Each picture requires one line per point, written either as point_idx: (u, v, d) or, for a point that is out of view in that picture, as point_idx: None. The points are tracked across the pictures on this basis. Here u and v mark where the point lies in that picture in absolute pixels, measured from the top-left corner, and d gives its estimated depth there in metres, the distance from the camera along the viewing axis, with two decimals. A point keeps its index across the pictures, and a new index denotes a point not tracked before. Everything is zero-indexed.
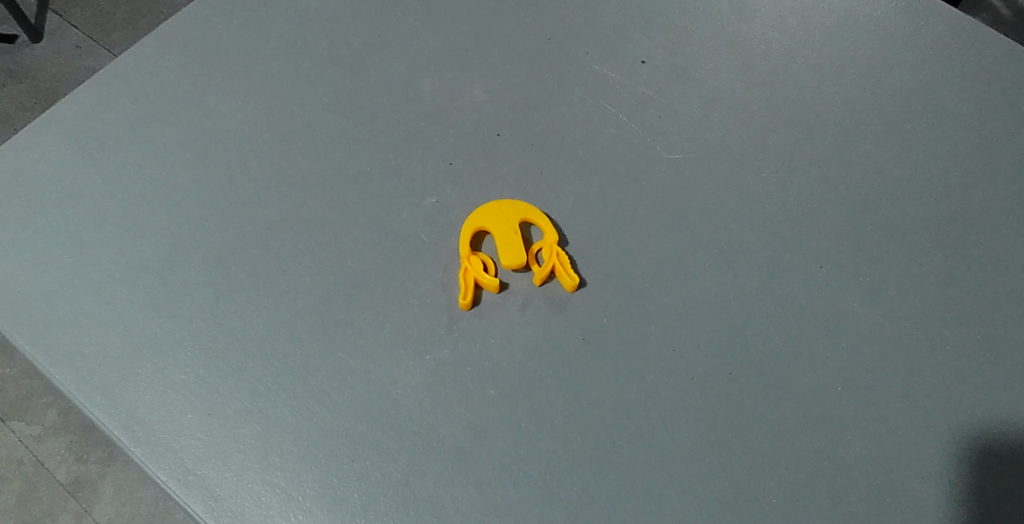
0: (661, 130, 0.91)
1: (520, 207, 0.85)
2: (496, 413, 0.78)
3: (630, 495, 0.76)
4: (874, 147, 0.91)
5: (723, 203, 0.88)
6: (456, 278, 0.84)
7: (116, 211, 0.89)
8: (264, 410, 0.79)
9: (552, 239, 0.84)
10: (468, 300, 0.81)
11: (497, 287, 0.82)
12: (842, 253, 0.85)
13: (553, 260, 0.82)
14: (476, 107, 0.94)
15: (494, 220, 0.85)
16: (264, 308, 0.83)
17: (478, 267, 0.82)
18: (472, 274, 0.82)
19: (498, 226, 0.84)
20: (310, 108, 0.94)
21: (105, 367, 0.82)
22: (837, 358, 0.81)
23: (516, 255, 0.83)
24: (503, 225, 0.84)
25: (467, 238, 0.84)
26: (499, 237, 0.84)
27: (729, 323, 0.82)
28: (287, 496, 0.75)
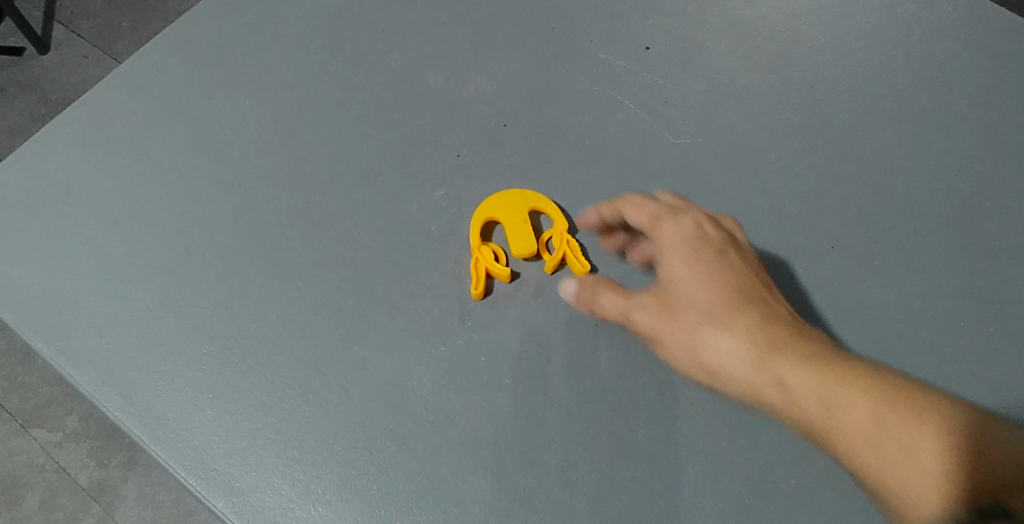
0: (711, 40, 0.73)
1: (528, 195, 0.65)
2: (523, 393, 0.59)
3: (705, 494, 0.57)
4: (976, 51, 0.73)
5: (796, 123, 0.69)
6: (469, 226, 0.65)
7: (38, 156, 0.70)
8: (267, 371, 0.60)
9: (564, 226, 0.64)
10: (478, 293, 0.62)
11: (509, 276, 0.62)
12: (953, 172, 0.68)
13: (566, 242, 0.63)
14: (478, 22, 0.75)
15: (500, 206, 0.64)
16: (225, 268, 0.64)
17: (489, 255, 0.63)
18: (482, 263, 0.62)
19: (508, 204, 0.65)
20: (278, 32, 0.75)
21: (64, 315, 0.63)
22: (961, 300, 0.63)
23: (527, 240, 0.63)
24: (519, 198, 0.65)
25: (476, 225, 0.64)
26: (508, 220, 0.64)
27: (816, 268, 0.64)
28: (304, 481, 0.57)
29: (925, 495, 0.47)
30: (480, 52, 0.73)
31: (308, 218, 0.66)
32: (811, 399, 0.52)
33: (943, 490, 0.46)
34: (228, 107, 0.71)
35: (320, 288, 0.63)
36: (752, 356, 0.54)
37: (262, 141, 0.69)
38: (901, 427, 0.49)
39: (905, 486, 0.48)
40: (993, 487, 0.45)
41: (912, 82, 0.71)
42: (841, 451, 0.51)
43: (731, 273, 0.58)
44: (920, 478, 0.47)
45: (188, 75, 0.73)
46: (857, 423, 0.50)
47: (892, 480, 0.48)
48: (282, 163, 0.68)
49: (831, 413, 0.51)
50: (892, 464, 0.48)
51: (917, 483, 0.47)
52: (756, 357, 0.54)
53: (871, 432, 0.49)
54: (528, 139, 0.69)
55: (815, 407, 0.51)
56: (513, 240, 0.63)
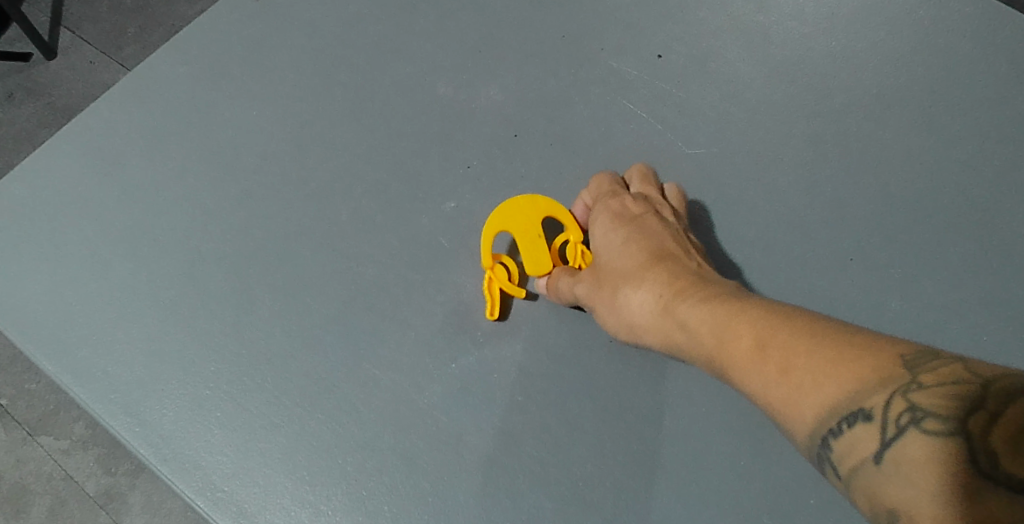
0: (725, 48, 0.72)
1: (542, 203, 0.63)
2: (536, 411, 0.58)
3: (723, 514, 0.55)
4: (998, 55, 0.71)
5: (812, 132, 0.68)
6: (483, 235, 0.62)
7: (42, 170, 0.69)
8: (275, 389, 0.59)
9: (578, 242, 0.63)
10: (493, 316, 0.60)
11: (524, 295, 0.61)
12: (974, 181, 0.66)
13: (581, 252, 0.63)
14: (487, 29, 0.74)
15: (514, 217, 0.62)
16: (233, 283, 0.63)
17: (503, 273, 0.61)
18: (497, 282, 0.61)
19: (519, 212, 0.62)
20: (284, 41, 0.74)
21: (70, 332, 0.62)
22: (985, 314, 0.61)
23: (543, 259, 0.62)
24: (531, 206, 0.62)
25: (489, 237, 0.61)
26: (522, 233, 0.62)
27: (833, 282, 0.62)
28: (313, 502, 0.56)
29: (812, 427, 0.38)
30: (489, 61, 0.72)
31: (316, 231, 0.65)
32: (704, 328, 0.48)
33: (830, 407, 0.37)
34: (235, 118, 0.70)
35: (329, 303, 0.62)
36: (666, 305, 0.52)
37: (269, 153, 0.68)
38: (776, 348, 0.42)
39: (802, 423, 0.39)
40: (885, 387, 0.36)
41: (932, 89, 0.70)
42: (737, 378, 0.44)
43: (665, 242, 0.58)
44: (810, 409, 0.38)
45: (194, 86, 0.72)
46: (741, 353, 0.44)
47: (782, 421, 0.40)
48: (290, 175, 0.67)
49: (728, 330, 0.46)
50: (787, 387, 0.40)
51: (807, 401, 0.39)
52: (670, 308, 0.52)
53: (755, 351, 0.43)
54: (538, 150, 0.68)
55: (711, 328, 0.47)
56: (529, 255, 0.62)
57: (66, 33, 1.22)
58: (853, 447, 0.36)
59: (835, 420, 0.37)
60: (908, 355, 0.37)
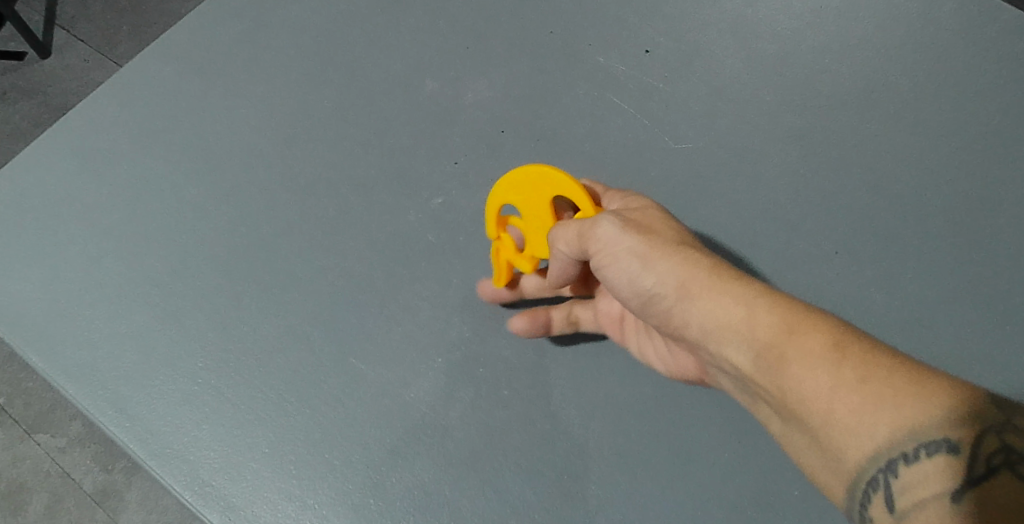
0: (713, 43, 0.72)
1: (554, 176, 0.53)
2: (521, 405, 0.59)
3: (707, 506, 0.56)
4: (987, 49, 0.71)
5: (798, 127, 0.68)
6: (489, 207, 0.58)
7: (32, 167, 0.69)
8: (263, 384, 0.60)
9: None
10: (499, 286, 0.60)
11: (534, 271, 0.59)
12: (959, 174, 0.66)
13: None
14: (474, 25, 0.74)
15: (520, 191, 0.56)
16: (220, 279, 0.64)
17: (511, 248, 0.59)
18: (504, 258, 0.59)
19: (526, 187, 0.55)
20: (273, 39, 0.74)
21: (59, 328, 0.63)
22: (969, 306, 0.62)
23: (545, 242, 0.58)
24: (540, 180, 0.54)
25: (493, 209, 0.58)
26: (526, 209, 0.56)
27: (817, 275, 0.63)
28: (300, 496, 0.56)
29: (878, 446, 0.36)
30: (476, 57, 0.72)
31: (305, 228, 0.65)
32: (765, 314, 0.42)
33: (912, 432, 0.35)
34: (224, 115, 0.70)
35: (316, 298, 0.62)
36: (724, 282, 0.44)
37: (257, 150, 0.69)
38: (856, 356, 0.38)
39: (866, 440, 0.37)
40: (976, 423, 0.35)
41: (918, 83, 0.70)
42: (788, 376, 0.40)
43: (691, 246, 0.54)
44: (885, 427, 0.36)
45: (183, 83, 0.72)
46: (808, 352, 0.40)
47: (837, 431, 0.38)
48: (278, 172, 0.68)
49: (795, 324, 0.41)
50: (865, 402, 0.37)
51: (882, 418, 0.36)
52: (727, 286, 0.44)
53: (831, 351, 0.39)
54: (525, 146, 0.68)
55: (772, 317, 0.42)
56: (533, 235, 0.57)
57: (60, 33, 1.20)
58: (924, 478, 0.35)
59: (914, 445, 0.35)
60: (989, 396, 0.36)
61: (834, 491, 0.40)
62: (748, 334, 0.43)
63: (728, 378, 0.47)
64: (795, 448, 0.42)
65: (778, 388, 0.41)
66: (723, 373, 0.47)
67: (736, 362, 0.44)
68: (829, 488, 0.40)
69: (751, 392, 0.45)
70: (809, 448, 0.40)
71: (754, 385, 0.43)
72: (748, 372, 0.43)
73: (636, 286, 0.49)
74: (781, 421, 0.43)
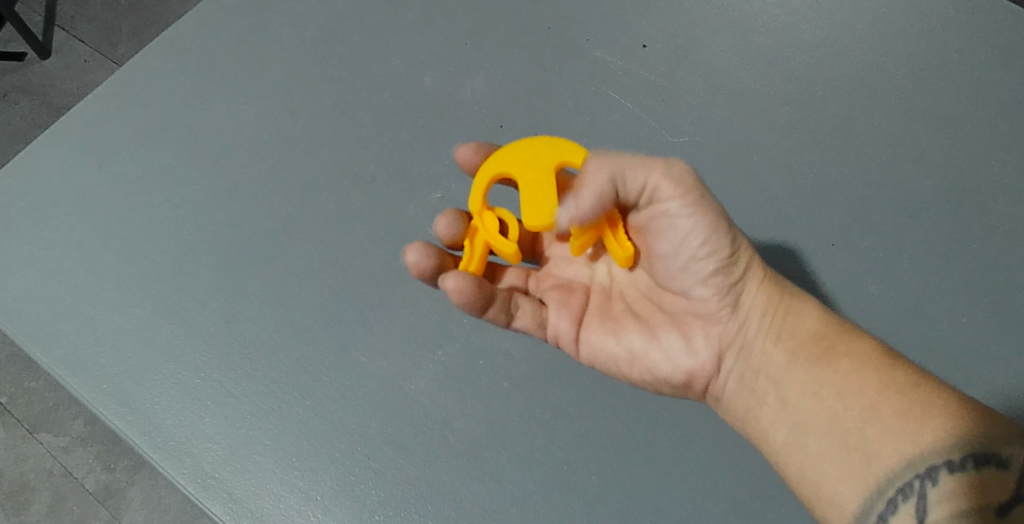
0: (709, 37, 0.72)
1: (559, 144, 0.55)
2: (521, 396, 0.59)
3: (706, 494, 0.56)
4: (981, 40, 0.71)
5: (794, 120, 0.69)
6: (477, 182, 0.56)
7: (34, 165, 0.70)
8: (265, 377, 0.60)
9: None
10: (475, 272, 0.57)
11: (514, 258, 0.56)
12: (953, 166, 0.67)
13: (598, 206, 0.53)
14: (471, 20, 0.74)
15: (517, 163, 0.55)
16: (222, 274, 0.64)
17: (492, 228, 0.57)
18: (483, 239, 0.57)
19: (526, 157, 0.55)
20: (271, 35, 0.74)
21: (62, 324, 0.63)
22: (962, 295, 0.63)
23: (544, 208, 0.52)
24: (544, 149, 0.55)
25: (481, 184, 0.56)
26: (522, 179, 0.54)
27: (813, 267, 0.64)
28: (303, 487, 0.57)
29: (918, 451, 0.44)
30: (474, 52, 0.73)
31: (305, 223, 0.66)
32: (818, 323, 0.52)
33: (952, 440, 0.44)
34: (224, 113, 0.71)
35: (318, 292, 0.63)
36: (789, 305, 0.53)
37: (257, 146, 0.69)
38: (905, 372, 0.47)
39: (907, 444, 0.45)
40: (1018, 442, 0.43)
41: (914, 74, 0.70)
42: (834, 375, 0.49)
43: None
44: (929, 433, 0.44)
45: (183, 81, 0.73)
46: (866, 360, 0.49)
47: (877, 434, 0.46)
48: (278, 167, 0.68)
49: (846, 335, 0.51)
50: (914, 410, 0.45)
51: (928, 426, 0.45)
52: (784, 302, 0.54)
53: (879, 360, 0.48)
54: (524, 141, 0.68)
55: (825, 330, 0.52)
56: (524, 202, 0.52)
57: (60, 33, 1.19)
58: (961, 487, 0.43)
59: (959, 456, 0.43)
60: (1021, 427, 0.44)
61: (847, 496, 0.46)
62: (803, 340, 0.52)
63: (739, 380, 0.53)
64: (802, 457, 0.48)
65: (817, 389, 0.49)
66: (741, 374, 0.53)
67: (774, 362, 0.52)
68: (839, 494, 0.46)
69: (772, 393, 0.52)
70: (831, 454, 0.47)
71: (786, 393, 0.51)
72: (787, 374, 0.51)
73: (700, 258, 0.52)
74: (792, 427, 0.50)
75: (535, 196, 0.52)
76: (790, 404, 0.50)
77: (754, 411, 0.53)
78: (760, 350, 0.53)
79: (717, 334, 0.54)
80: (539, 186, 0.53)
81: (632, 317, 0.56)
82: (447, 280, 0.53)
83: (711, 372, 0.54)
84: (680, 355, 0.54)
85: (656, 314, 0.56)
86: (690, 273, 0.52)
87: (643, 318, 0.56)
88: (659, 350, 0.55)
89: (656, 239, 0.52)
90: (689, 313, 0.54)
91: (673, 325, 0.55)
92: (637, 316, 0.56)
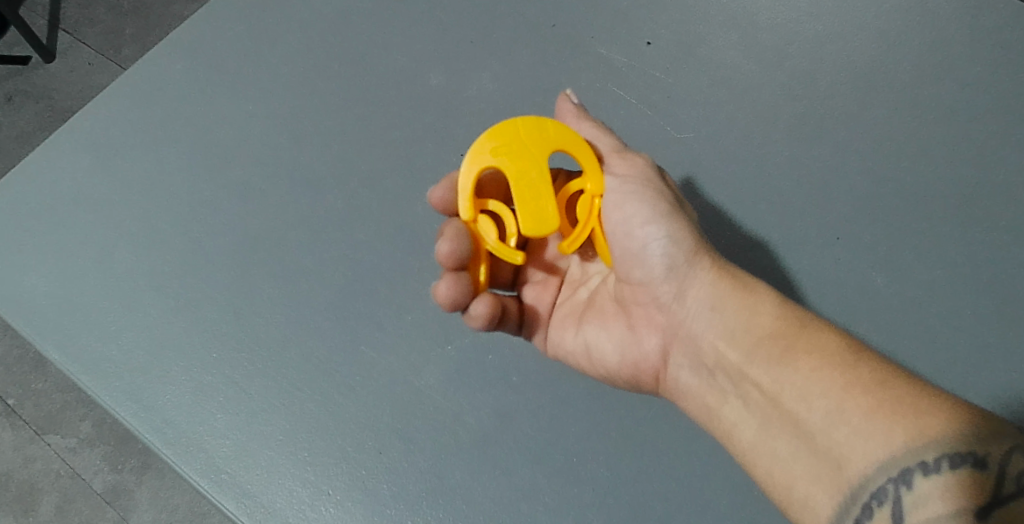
0: (713, 33, 0.73)
1: (552, 133, 0.55)
2: (530, 390, 0.60)
3: (715, 485, 0.57)
4: (984, 33, 0.71)
5: (798, 114, 0.69)
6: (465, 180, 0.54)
7: (45, 166, 0.70)
8: (276, 373, 0.61)
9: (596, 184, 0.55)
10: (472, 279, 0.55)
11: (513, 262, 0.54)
12: (957, 158, 0.67)
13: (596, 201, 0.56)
14: (477, 17, 0.74)
15: (512, 154, 0.54)
16: (233, 272, 0.65)
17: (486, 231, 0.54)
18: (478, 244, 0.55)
19: (519, 149, 0.54)
20: (278, 35, 0.75)
21: (74, 322, 0.64)
22: (967, 286, 0.63)
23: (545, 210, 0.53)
24: (538, 139, 0.54)
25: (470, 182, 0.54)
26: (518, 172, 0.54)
27: (818, 261, 0.65)
28: (315, 481, 0.57)
29: (889, 453, 0.41)
30: (480, 49, 0.73)
31: (314, 221, 0.66)
32: (775, 319, 0.49)
33: (924, 439, 0.41)
34: (233, 112, 0.71)
35: (327, 289, 0.64)
36: (744, 295, 0.51)
37: (266, 145, 0.70)
38: (871, 365, 0.44)
39: (877, 446, 0.42)
40: (999, 440, 0.40)
41: (918, 68, 0.70)
42: (795, 375, 0.46)
43: None
44: (899, 433, 0.41)
45: (191, 81, 0.73)
46: (828, 353, 0.46)
47: (843, 436, 0.43)
48: (287, 166, 0.69)
49: (805, 331, 0.48)
50: (874, 406, 0.43)
51: (899, 426, 0.42)
52: (739, 292, 0.52)
53: (843, 356, 0.45)
54: None
55: (783, 327, 0.49)
56: (522, 200, 0.52)
57: (64, 36, 1.18)
58: (940, 489, 0.40)
59: (935, 457, 0.40)
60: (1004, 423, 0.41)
61: (818, 500, 0.44)
62: (758, 338, 0.49)
63: (695, 376, 0.52)
64: (770, 461, 0.47)
65: (776, 391, 0.47)
66: (694, 368, 0.52)
67: (729, 360, 0.50)
68: (811, 497, 0.44)
69: (732, 391, 0.50)
70: (801, 457, 0.45)
71: (748, 393, 0.49)
72: (744, 371, 0.49)
73: (638, 236, 0.54)
74: (759, 428, 0.48)
75: (533, 194, 0.53)
76: (751, 405, 0.48)
77: (715, 409, 0.51)
78: (711, 345, 0.51)
79: (664, 325, 0.54)
80: (536, 183, 0.53)
81: (591, 310, 0.59)
82: (459, 302, 0.53)
83: (660, 364, 0.55)
84: (629, 346, 0.56)
85: (610, 305, 0.58)
86: (631, 255, 0.54)
87: (599, 310, 0.58)
88: (609, 340, 0.57)
89: (605, 221, 0.55)
90: (637, 303, 0.56)
91: (624, 317, 0.57)
92: (593, 309, 0.58)
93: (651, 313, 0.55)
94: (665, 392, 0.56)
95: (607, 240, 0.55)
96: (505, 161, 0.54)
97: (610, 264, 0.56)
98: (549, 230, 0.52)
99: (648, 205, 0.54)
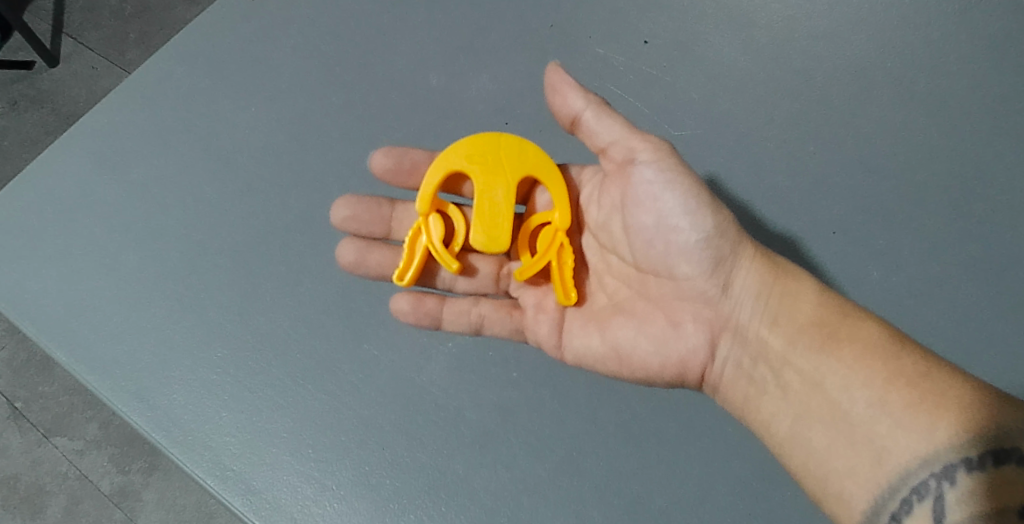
0: (710, 31, 0.73)
1: (529, 156, 0.60)
2: (530, 385, 0.61)
3: (713, 478, 0.58)
4: (980, 27, 0.72)
5: (795, 111, 0.70)
6: (433, 177, 0.60)
7: (51, 170, 0.71)
8: (281, 371, 0.62)
9: (562, 219, 0.60)
10: (405, 278, 0.59)
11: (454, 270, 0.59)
12: (952, 153, 0.68)
13: (554, 234, 0.60)
14: (476, 18, 0.75)
15: (484, 162, 0.60)
16: (237, 273, 0.66)
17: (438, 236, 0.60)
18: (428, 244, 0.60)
19: (494, 161, 0.60)
20: (279, 38, 0.76)
21: (82, 323, 0.65)
22: (963, 278, 0.64)
23: (500, 227, 0.59)
24: (517, 156, 0.60)
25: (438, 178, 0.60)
26: (484, 181, 0.60)
27: (815, 256, 0.65)
28: (319, 477, 0.58)
29: (931, 447, 0.46)
30: (478, 50, 0.74)
31: (317, 223, 0.67)
32: (816, 307, 0.54)
33: (964, 433, 0.45)
34: (235, 116, 0.72)
35: (330, 289, 0.64)
36: (789, 286, 0.55)
37: (268, 147, 0.71)
38: (911, 351, 0.49)
39: (919, 440, 0.46)
40: None
41: (913, 64, 0.71)
42: (838, 364, 0.51)
43: None
44: (942, 427, 0.46)
45: (194, 85, 0.74)
46: (871, 340, 0.51)
47: (886, 428, 0.48)
48: (289, 168, 0.70)
49: (847, 320, 0.52)
50: (919, 397, 0.47)
51: (942, 420, 0.46)
52: (781, 280, 0.56)
53: (883, 348, 0.50)
54: (530, 136, 0.70)
55: (824, 316, 0.53)
56: (482, 213, 0.59)
57: (67, 40, 1.19)
58: (980, 484, 0.44)
59: (977, 453, 0.45)
60: None
61: (853, 494, 0.48)
62: (801, 325, 0.53)
63: (736, 367, 0.55)
64: (806, 452, 0.50)
65: (819, 377, 0.51)
66: (737, 360, 0.55)
67: (772, 349, 0.54)
68: (846, 491, 0.48)
69: (772, 381, 0.54)
70: (838, 449, 0.49)
71: (787, 381, 0.53)
72: (786, 360, 0.53)
73: (683, 231, 0.55)
74: (796, 419, 0.52)
75: (494, 211, 0.59)
76: (791, 394, 0.52)
77: (752, 400, 0.55)
78: (757, 335, 0.55)
79: (709, 318, 0.56)
80: (498, 200, 0.59)
81: (620, 312, 0.59)
82: (397, 300, 0.61)
83: (706, 360, 0.56)
84: (670, 342, 0.56)
85: (642, 303, 0.58)
86: (675, 250, 0.55)
87: (630, 309, 0.58)
88: (648, 337, 0.57)
89: (642, 215, 0.56)
90: (677, 298, 0.57)
91: (663, 313, 0.57)
92: (621, 308, 0.59)
93: (693, 305, 0.57)
94: (698, 386, 0.58)
95: (647, 233, 0.56)
96: (477, 170, 0.60)
97: (646, 259, 0.57)
98: (496, 249, 0.59)
99: (691, 198, 0.55)
